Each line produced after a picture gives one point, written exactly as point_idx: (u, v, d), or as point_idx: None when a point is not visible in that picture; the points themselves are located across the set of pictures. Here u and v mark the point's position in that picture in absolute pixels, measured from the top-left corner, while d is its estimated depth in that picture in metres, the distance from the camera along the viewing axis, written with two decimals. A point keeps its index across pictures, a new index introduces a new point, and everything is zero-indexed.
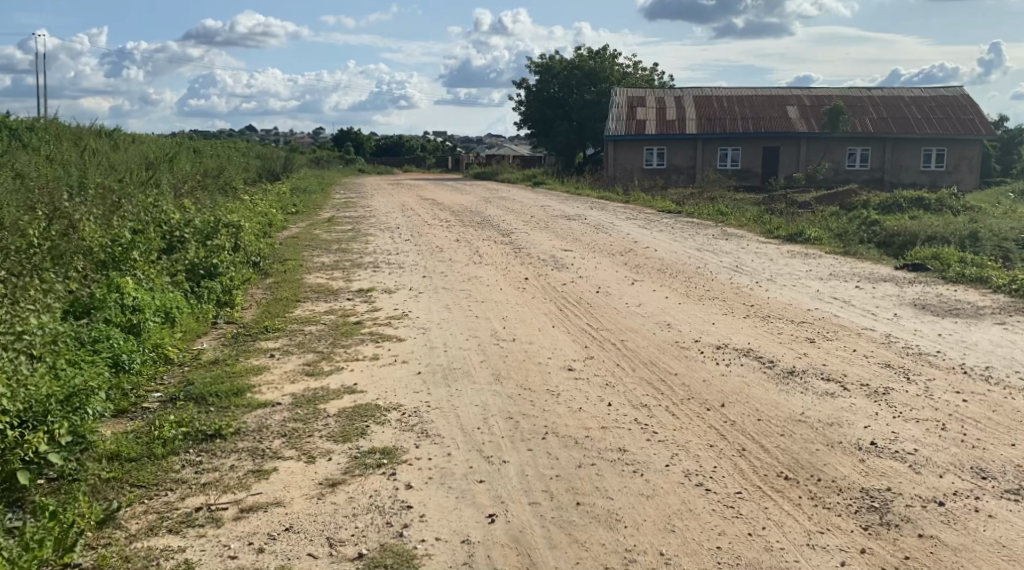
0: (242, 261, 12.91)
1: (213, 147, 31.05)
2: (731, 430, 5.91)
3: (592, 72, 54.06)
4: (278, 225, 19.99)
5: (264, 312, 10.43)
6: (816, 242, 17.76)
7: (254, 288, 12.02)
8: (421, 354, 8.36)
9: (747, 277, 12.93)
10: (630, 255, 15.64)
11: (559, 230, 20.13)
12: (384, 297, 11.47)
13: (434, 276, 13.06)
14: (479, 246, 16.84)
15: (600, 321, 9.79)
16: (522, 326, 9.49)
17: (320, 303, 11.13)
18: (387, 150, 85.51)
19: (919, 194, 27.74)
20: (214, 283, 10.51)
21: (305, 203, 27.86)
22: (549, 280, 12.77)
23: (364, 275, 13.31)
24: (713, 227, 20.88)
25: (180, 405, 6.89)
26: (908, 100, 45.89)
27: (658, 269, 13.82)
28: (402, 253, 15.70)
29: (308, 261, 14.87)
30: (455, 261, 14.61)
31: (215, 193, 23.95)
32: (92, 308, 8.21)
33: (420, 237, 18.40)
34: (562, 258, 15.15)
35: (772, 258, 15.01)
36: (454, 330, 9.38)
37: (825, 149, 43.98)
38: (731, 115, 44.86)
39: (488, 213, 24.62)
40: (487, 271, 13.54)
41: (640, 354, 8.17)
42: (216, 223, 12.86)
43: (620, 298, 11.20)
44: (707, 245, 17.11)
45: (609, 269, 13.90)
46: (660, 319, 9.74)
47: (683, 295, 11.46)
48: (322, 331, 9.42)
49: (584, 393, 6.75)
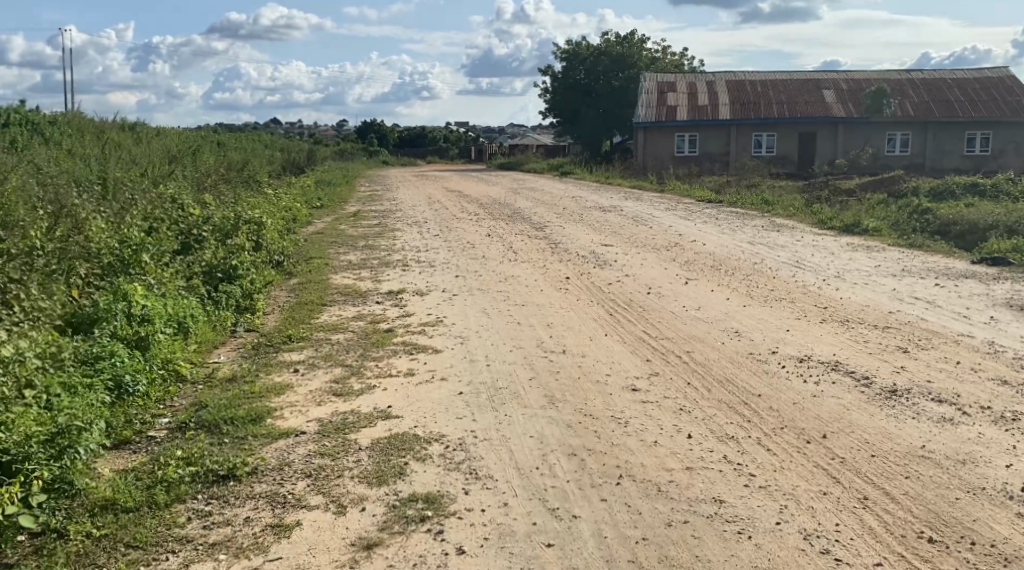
0: (264, 260, 12.03)
1: (235, 139, 30.29)
2: (844, 471, 4.93)
3: (620, 58, 52.82)
4: (302, 221, 19.14)
5: (287, 318, 9.49)
6: (874, 234, 16.70)
7: (277, 290, 11.13)
8: (460, 368, 7.38)
9: (810, 275, 11.89)
10: (677, 249, 14.66)
11: (596, 222, 19.11)
12: (416, 299, 10.54)
13: (468, 276, 12.12)
14: (514, 241, 15.87)
15: (658, 328, 8.79)
16: (570, 334, 8.49)
17: (347, 307, 10.22)
18: (411, 141, 84.66)
19: (973, 180, 26.58)
20: (232, 287, 9.57)
21: (330, 197, 27.03)
22: (595, 279, 11.77)
23: (394, 275, 12.37)
24: (760, 218, 19.77)
25: (190, 434, 5.93)
26: (950, 83, 44.35)
27: (711, 267, 12.79)
28: (433, 249, 14.75)
29: (334, 259, 13.99)
30: (490, 259, 13.66)
31: (238, 186, 23.19)
32: (95, 321, 7.30)
33: (450, 232, 17.45)
34: (605, 254, 14.15)
35: (833, 253, 13.93)
36: (495, 339, 8.40)
37: (864, 134, 42.56)
38: (766, 101, 43.49)
39: (520, 205, 23.64)
40: (526, 270, 12.58)
41: (712, 369, 7.16)
42: (235, 219, 11.96)
43: (676, 300, 10.21)
44: (758, 238, 16.08)
45: (658, 266, 12.89)
46: (726, 326, 8.73)
47: (745, 297, 10.42)
48: (350, 341, 8.48)
49: (657, 422, 5.76)
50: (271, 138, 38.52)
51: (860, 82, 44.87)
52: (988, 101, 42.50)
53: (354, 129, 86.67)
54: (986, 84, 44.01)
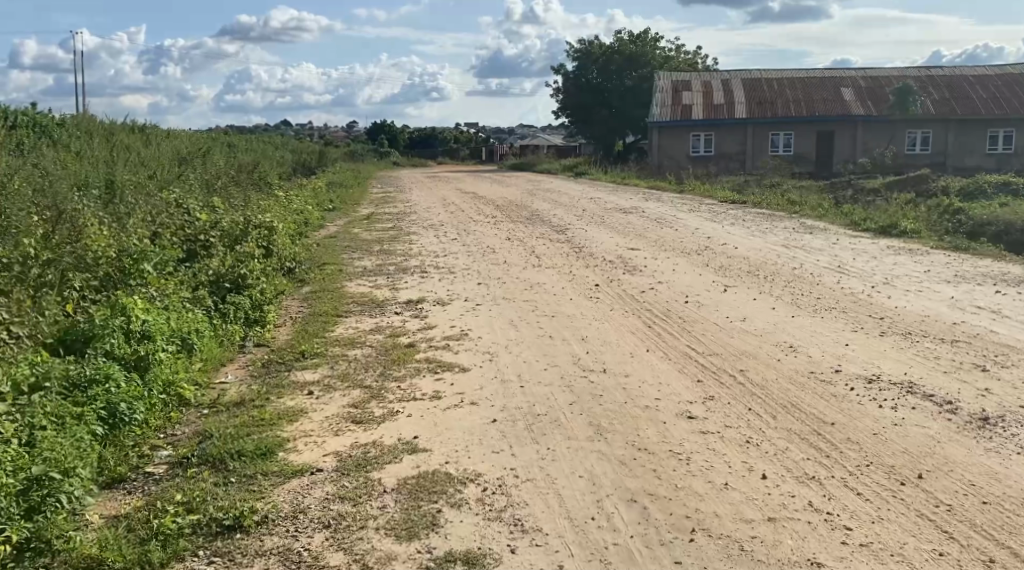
0: (274, 267, 11.34)
1: (245, 140, 29.65)
2: (956, 523, 4.26)
3: (634, 57, 51.99)
4: (314, 224, 18.46)
5: (298, 332, 8.78)
6: (913, 235, 15.98)
7: (289, 299, 10.44)
8: (492, 389, 6.64)
9: (857, 281, 11.17)
10: (708, 253, 13.94)
11: (619, 225, 18.37)
12: (438, 309, 9.85)
13: (492, 283, 11.43)
14: (536, 245, 15.16)
15: (704, 342, 8.07)
16: (609, 349, 7.77)
17: (365, 318, 9.53)
18: (421, 141, 83.96)
19: (1006, 180, 25.83)
20: (241, 298, 8.86)
21: (342, 199, 26.37)
22: (626, 286, 11.04)
23: (412, 283, 11.66)
24: (789, 220, 19.00)
25: (192, 472, 5.19)
26: (972, 80, 43.45)
27: (748, 272, 12.04)
28: (452, 255, 14.04)
29: (349, 265, 13.30)
30: (513, 264, 12.95)
31: (248, 188, 22.53)
32: (90, 338, 6.55)
33: (468, 235, 16.74)
34: (634, 258, 13.42)
35: (875, 257, 13.17)
36: (527, 354, 7.68)
37: (885, 133, 41.71)
38: (784, 99, 42.64)
39: (538, 207, 22.91)
40: (552, 276, 11.86)
41: (773, 392, 6.45)
42: (244, 225, 11.26)
43: (718, 309, 9.50)
44: (792, 241, 15.35)
45: (691, 271, 12.15)
46: (778, 340, 8.02)
47: (792, 306, 9.68)
48: (369, 358, 7.77)
49: (724, 459, 5.07)
50: (281, 139, 37.89)
51: (879, 80, 44.00)
52: (1011, 98, 41.59)
53: (364, 130, 86.13)
54: (1009, 81, 43.08)
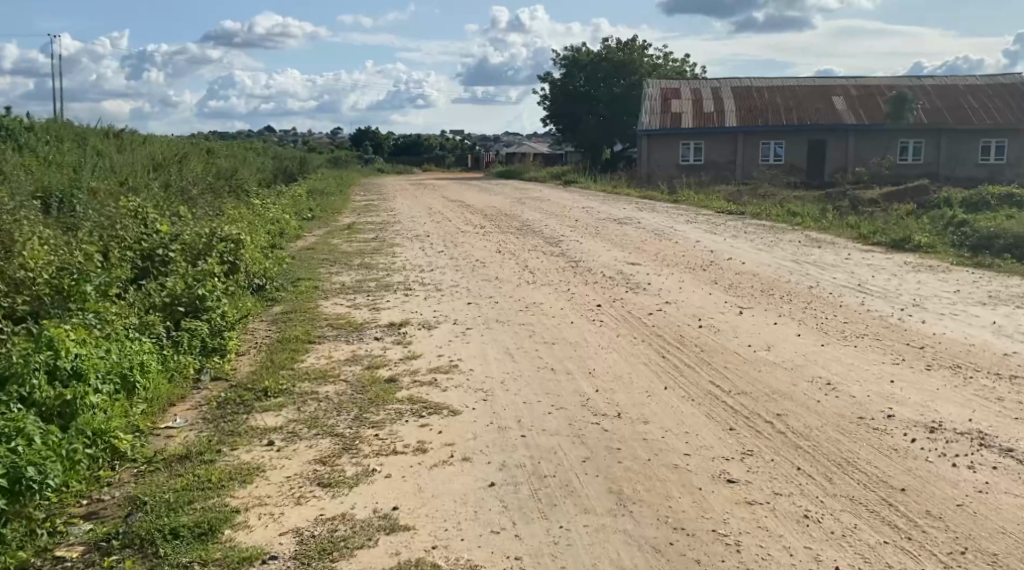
0: (241, 287, 10.25)
1: (224, 145, 28.48)
2: None
3: (622, 64, 51.09)
4: (291, 234, 17.35)
5: (262, 363, 7.72)
6: (928, 250, 15.07)
7: (257, 322, 9.37)
8: (488, 440, 5.60)
9: (882, 302, 10.23)
10: (715, 268, 12.97)
11: (616, 237, 17.36)
12: (423, 335, 8.81)
13: (483, 303, 10.40)
14: (529, 259, 14.13)
15: (727, 377, 7.05)
16: (620, 386, 6.71)
17: (340, 346, 8.46)
18: (406, 148, 82.93)
19: (1008, 191, 25.09)
20: (198, 325, 7.77)
21: (324, 208, 25.26)
22: (631, 307, 10.02)
23: (395, 302, 10.59)
24: (793, 232, 18.05)
25: (109, 562, 4.13)
26: (963, 90, 42.82)
27: (762, 291, 11.05)
28: (439, 269, 12.99)
29: (326, 282, 12.21)
30: (505, 281, 11.92)
31: (224, 196, 21.38)
32: (6, 379, 5.47)
33: (456, 248, 15.69)
34: (636, 274, 12.40)
35: (895, 274, 12.23)
36: (527, 392, 6.63)
37: (878, 142, 40.96)
38: (774, 108, 41.82)
39: (529, 217, 21.89)
40: (548, 295, 10.84)
41: (822, 447, 5.44)
42: (207, 241, 10.17)
43: (736, 336, 8.49)
44: (801, 255, 14.42)
45: (700, 289, 11.15)
46: (812, 377, 7.00)
47: (819, 332, 8.68)
48: (343, 398, 6.71)
49: (785, 548, 4.10)
50: (262, 145, 36.72)
51: (870, 89, 43.30)
52: (1003, 108, 40.99)
53: (349, 135, 84.94)
54: (1000, 92, 42.50)
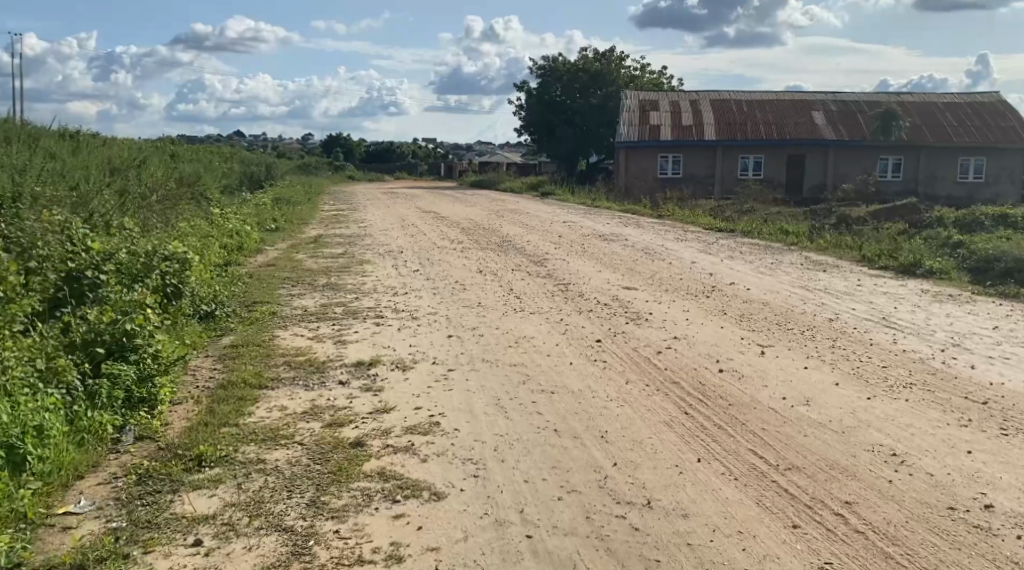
0: (181, 321, 8.95)
1: (188, 149, 26.97)
2: None
3: (599, 75, 49.99)
4: (251, 250, 15.95)
5: (200, 420, 6.44)
6: (940, 276, 13.99)
7: (199, 362, 8.07)
8: (484, 543, 4.40)
9: (917, 339, 9.06)
10: (718, 295, 11.78)
11: (604, 256, 16.11)
12: (396, 380, 7.51)
13: (464, 336, 9.10)
14: (513, 282, 12.85)
15: (768, 446, 5.75)
16: (641, 459, 5.42)
17: (297, 394, 7.16)
18: (378, 155, 81.45)
19: (1002, 211, 24.20)
20: (121, 370, 6.46)
21: (291, 218, 23.85)
22: (635, 345, 8.76)
23: (363, 335, 9.29)
24: (792, 253, 16.90)
25: None
26: (942, 107, 42.21)
27: (778, 324, 9.87)
28: (413, 293, 11.70)
29: (288, 306, 10.87)
30: (489, 309, 10.65)
31: (185, 205, 19.93)
32: None
33: (432, 267, 14.39)
34: (634, 301, 11.17)
35: (917, 305, 11.10)
36: (526, 465, 5.36)
37: (859, 159, 40.15)
38: (753, 121, 40.94)
39: (509, 232, 20.62)
40: (539, 328, 9.57)
41: (919, 558, 4.20)
42: (140, 269, 8.91)
43: (762, 386, 7.23)
44: (808, 281, 13.28)
45: (708, 321, 9.92)
46: (869, 446, 5.71)
47: (858, 380, 7.43)
48: (297, 471, 5.44)
49: None
50: (229, 150, 35.15)
51: (850, 104, 42.57)
52: (982, 126, 40.35)
53: (319, 141, 83.24)
54: (979, 109, 41.95)
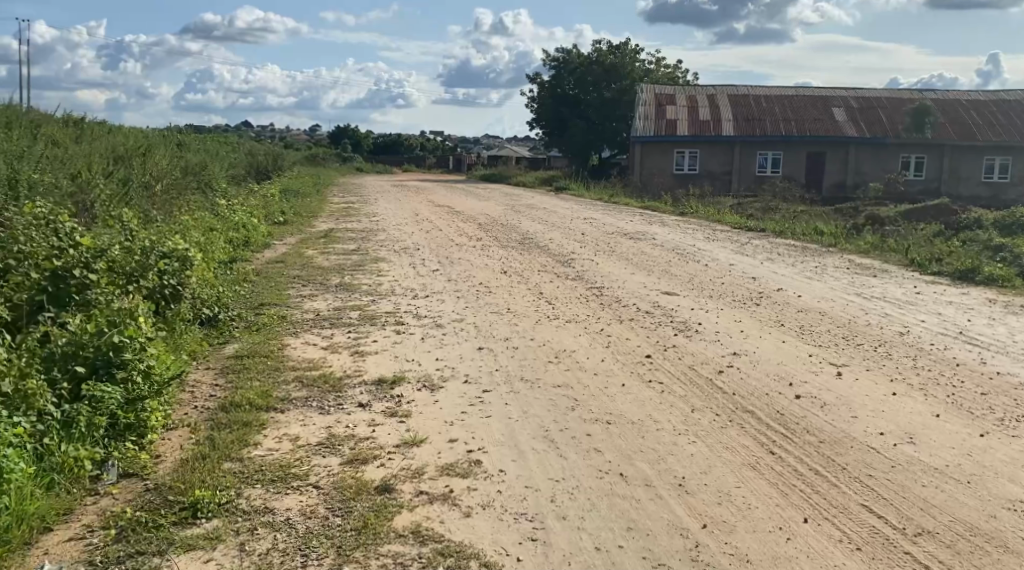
0: (174, 329, 8.00)
1: (194, 137, 25.99)
2: None
3: (613, 68, 48.87)
4: (259, 244, 14.99)
5: (197, 454, 5.45)
6: (1000, 283, 12.95)
7: (198, 377, 7.10)
8: None
9: (1006, 358, 8.06)
10: (769, 303, 10.78)
11: (634, 256, 15.10)
12: (423, 402, 6.50)
13: (496, 348, 8.10)
14: (542, 285, 11.85)
15: (887, 499, 4.74)
16: (736, 520, 4.44)
17: (310, 418, 6.16)
18: (386, 148, 80.44)
19: None
20: (104, 391, 5.48)
21: (299, 211, 22.87)
22: (691, 362, 7.74)
23: (383, 344, 8.30)
24: (834, 256, 15.85)
25: None
26: (967, 105, 41.02)
27: (844, 339, 8.87)
28: (435, 296, 10.71)
29: (298, 309, 9.90)
30: (520, 315, 9.66)
31: (190, 196, 18.96)
32: None
33: (452, 266, 13.40)
34: (678, 309, 10.17)
35: (991, 317, 10.08)
36: (595, 526, 4.40)
37: (882, 156, 38.98)
38: (773, 117, 39.81)
39: (528, 228, 19.59)
40: (580, 339, 8.57)
41: None
42: (132, 270, 7.97)
43: (848, 416, 6.20)
44: (861, 287, 12.26)
45: (768, 334, 8.93)
46: (1011, 503, 4.71)
47: (959, 409, 6.40)
48: (314, 528, 4.47)
49: None
50: (236, 139, 34.15)
51: (873, 101, 41.40)
52: (1009, 124, 39.16)
53: (326, 132, 82.18)
54: (1006, 108, 40.74)
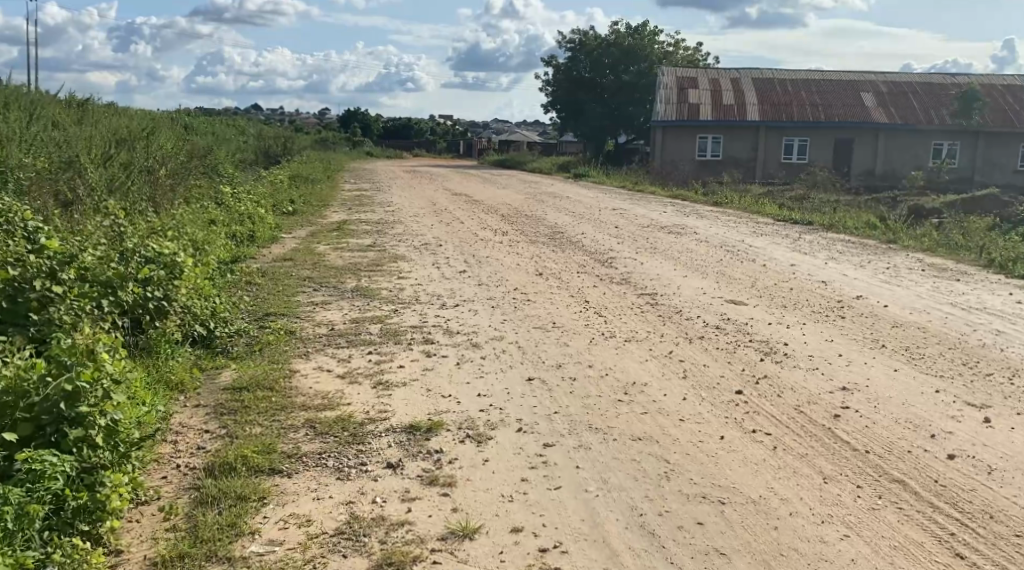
0: (150, 358, 6.52)
1: (200, 119, 24.52)
2: None
3: (632, 51, 47.08)
4: (265, 238, 13.50)
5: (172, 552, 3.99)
6: None
7: (183, 421, 5.63)
8: None
9: None
10: (854, 315, 9.28)
11: (681, 255, 13.61)
12: (468, 463, 5.03)
13: (550, 380, 6.60)
14: (585, 291, 10.36)
15: None
16: None
17: (324, 486, 4.70)
18: (396, 132, 78.77)
19: None
20: (46, 462, 3.99)
21: (310, 200, 21.37)
22: (795, 402, 6.22)
23: (409, 372, 6.82)
24: (900, 254, 14.32)
25: None
26: (1004, 89, 39.20)
27: (962, 365, 7.38)
28: (467, 304, 9.26)
29: (306, 321, 8.41)
30: (568, 332, 8.17)
31: (192, 182, 17.42)
32: None
33: (481, 266, 11.92)
34: (753, 324, 8.68)
35: None
36: None
37: (915, 143, 37.23)
38: (801, 102, 38.06)
39: (556, 221, 18.04)
40: (649, 366, 7.08)
41: None
42: (103, 281, 6.47)
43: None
44: (946, 294, 10.74)
45: (872, 360, 7.44)
46: None
47: None
48: None
49: None
50: (245, 121, 32.63)
51: (906, 85, 39.60)
52: None
53: (336, 115, 80.48)
54: None
